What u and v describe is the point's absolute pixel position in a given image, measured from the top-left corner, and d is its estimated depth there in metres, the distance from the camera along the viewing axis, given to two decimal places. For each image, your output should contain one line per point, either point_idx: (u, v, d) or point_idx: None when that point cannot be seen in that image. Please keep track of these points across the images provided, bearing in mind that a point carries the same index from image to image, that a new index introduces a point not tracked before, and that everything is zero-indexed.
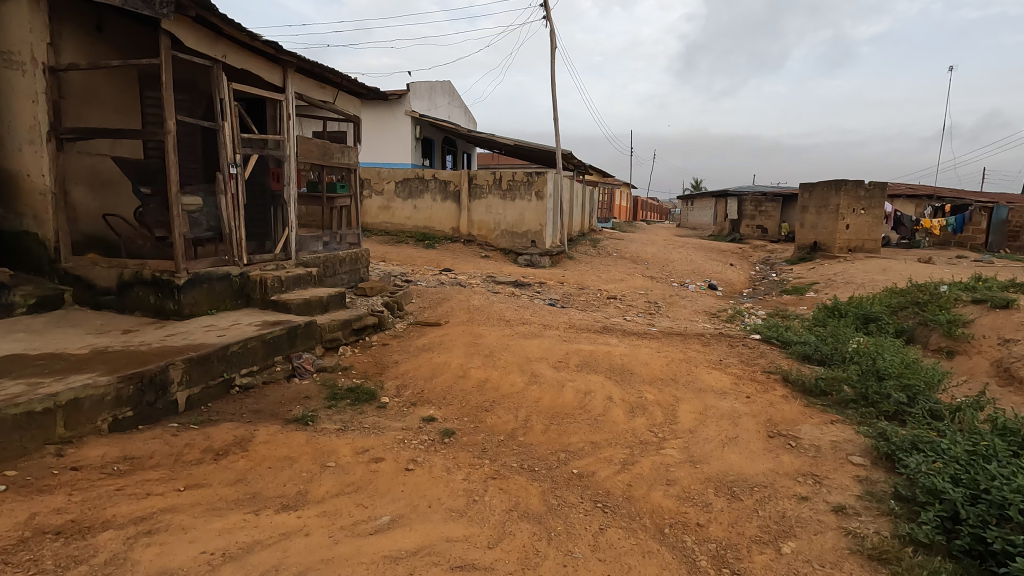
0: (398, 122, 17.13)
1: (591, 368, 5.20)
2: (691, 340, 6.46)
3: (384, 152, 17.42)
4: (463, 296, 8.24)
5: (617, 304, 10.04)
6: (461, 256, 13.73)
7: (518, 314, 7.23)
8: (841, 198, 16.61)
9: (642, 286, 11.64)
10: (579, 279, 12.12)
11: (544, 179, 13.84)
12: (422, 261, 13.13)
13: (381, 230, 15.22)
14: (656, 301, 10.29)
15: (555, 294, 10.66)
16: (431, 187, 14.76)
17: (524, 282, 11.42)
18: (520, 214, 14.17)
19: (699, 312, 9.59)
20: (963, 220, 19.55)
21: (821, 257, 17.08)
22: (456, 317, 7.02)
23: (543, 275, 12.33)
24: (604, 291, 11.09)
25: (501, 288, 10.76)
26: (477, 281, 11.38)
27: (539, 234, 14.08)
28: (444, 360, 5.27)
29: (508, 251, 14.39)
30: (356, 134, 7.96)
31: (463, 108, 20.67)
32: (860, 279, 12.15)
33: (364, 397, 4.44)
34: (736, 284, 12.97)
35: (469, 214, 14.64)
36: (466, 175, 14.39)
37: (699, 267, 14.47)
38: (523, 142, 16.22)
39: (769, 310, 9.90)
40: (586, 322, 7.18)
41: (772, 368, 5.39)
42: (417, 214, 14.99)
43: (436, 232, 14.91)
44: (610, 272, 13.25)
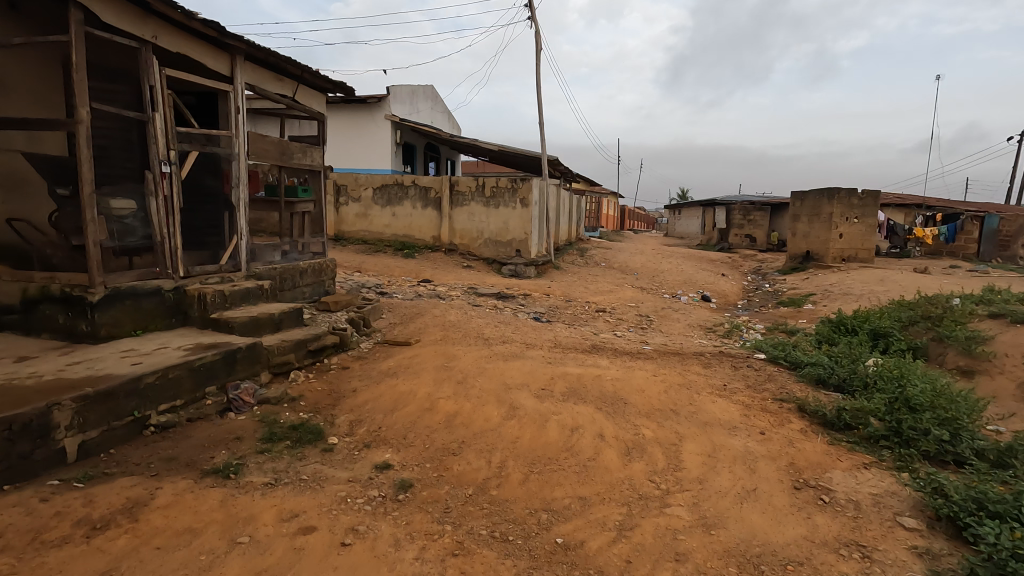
0: (377, 126, 16.46)
1: (579, 396, 4.52)
2: (689, 362, 5.80)
3: (362, 158, 16.71)
4: (439, 310, 7.54)
5: (606, 318, 9.40)
6: (442, 266, 13.03)
7: (498, 331, 6.54)
8: (834, 207, 16.15)
9: (632, 298, 11.01)
10: (565, 290, 11.48)
11: (529, 186, 13.23)
12: (400, 271, 12.40)
13: (358, 238, 14.45)
14: (647, 314, 9.66)
15: (540, 307, 9.99)
16: (411, 193, 14.06)
17: (508, 294, 10.74)
18: (504, 222, 13.54)
19: (693, 326, 8.97)
20: (954, 229, 19.39)
21: (814, 267, 16.64)
22: (429, 334, 6.31)
23: (528, 286, 11.67)
24: (592, 303, 10.44)
25: (482, 300, 10.08)
26: (458, 292, 10.69)
27: (524, 243, 13.44)
28: (410, 388, 4.56)
29: (492, 261, 13.73)
30: (322, 133, 7.24)
31: (446, 113, 20.05)
32: (859, 290, 11.65)
33: (308, 438, 3.71)
34: (730, 295, 12.42)
35: (450, 222, 13.97)
36: (447, 181, 13.73)
37: (691, 278, 13.92)
38: (508, 147, 15.60)
39: (768, 324, 9.33)
40: (573, 339, 6.51)
41: (784, 396, 4.75)
42: (396, 222, 14.26)
43: (416, 241, 14.20)
44: (598, 283, 12.63)
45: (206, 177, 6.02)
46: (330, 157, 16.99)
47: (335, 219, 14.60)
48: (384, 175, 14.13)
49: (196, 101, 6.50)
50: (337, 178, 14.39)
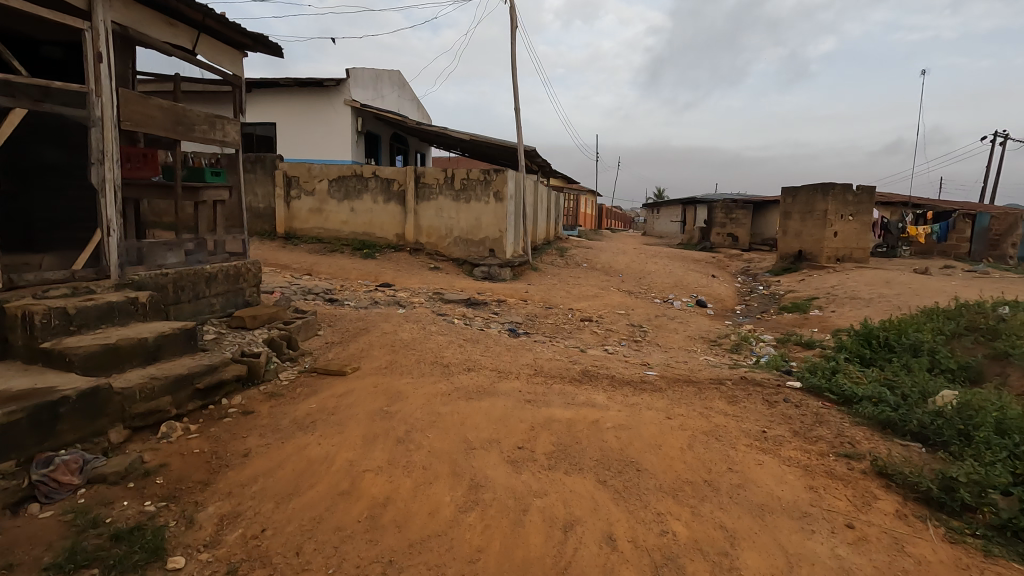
0: (336, 113, 14.92)
1: (572, 460, 3.16)
2: (709, 394, 4.48)
3: (320, 148, 15.13)
4: (391, 323, 6.10)
5: (593, 330, 8.07)
6: (406, 268, 11.56)
7: (464, 354, 5.13)
8: (829, 203, 15.14)
9: (620, 304, 9.73)
10: (545, 295, 10.14)
11: (503, 178, 11.86)
12: (357, 274, 10.92)
13: (312, 237, 12.88)
14: (640, 324, 8.38)
15: (516, 316, 8.62)
16: (372, 186, 12.54)
17: (481, 300, 9.35)
18: (476, 218, 12.14)
19: (694, 339, 7.71)
20: (947, 227, 18.65)
21: (807, 267, 15.65)
22: (374, 359, 4.87)
23: (502, 290, 10.30)
24: (576, 311, 9.12)
25: (449, 310, 8.65)
26: (421, 299, 9.24)
27: (498, 242, 12.07)
28: (327, 451, 3.13)
29: (463, 262, 12.31)
30: (242, 103, 5.72)
31: (414, 101, 18.54)
32: (866, 294, 10.59)
33: (134, 560, 2.25)
34: (727, 299, 11.25)
35: (416, 218, 12.49)
36: (412, 172, 12.25)
37: (681, 280, 12.73)
38: (480, 137, 14.16)
39: (780, 335, 8.13)
40: (557, 363, 5.15)
41: (850, 451, 3.46)
42: (354, 218, 12.72)
43: (377, 239, 12.69)
44: (581, 287, 11.35)
45: (50, 151, 5.05)
46: (283, 147, 15.34)
47: (286, 214, 12.98)
48: (342, 165, 12.60)
49: (64, 54, 4.94)
50: (288, 169, 12.78)
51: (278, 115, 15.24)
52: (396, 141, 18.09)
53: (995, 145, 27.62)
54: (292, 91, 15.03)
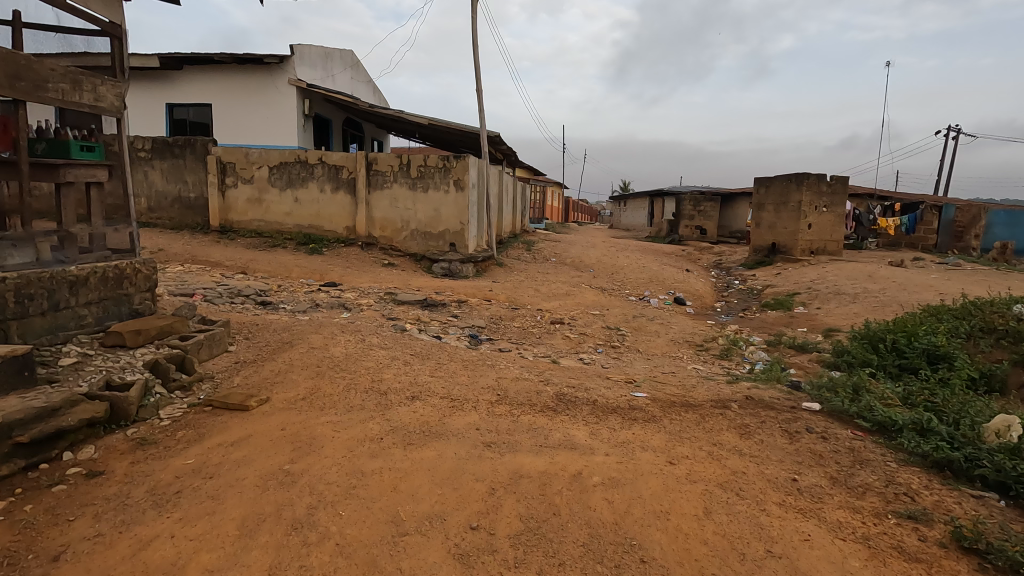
0: (280, 93, 13.55)
1: (547, 549, 2.20)
2: (715, 424, 3.59)
3: (263, 134, 13.74)
4: (324, 334, 5.01)
5: (565, 335, 7.14)
6: (356, 265, 10.39)
7: (409, 375, 4.11)
8: (804, 194, 14.63)
9: (593, 304, 8.85)
10: (511, 294, 9.18)
11: (464, 164, 10.82)
12: (299, 272, 9.70)
13: (251, 230, 11.57)
14: (617, 327, 7.49)
15: (478, 320, 7.62)
16: (318, 173, 11.29)
17: (440, 301, 8.31)
18: (434, 209, 11.06)
19: (677, 343, 6.88)
20: (915, 218, 18.29)
21: (781, 261, 15.16)
22: (291, 386, 3.80)
23: (464, 289, 9.28)
24: (546, 312, 8.19)
25: (401, 314, 7.58)
26: (370, 301, 8.13)
27: (460, 235, 11.04)
28: (179, 552, 2.08)
29: (421, 257, 11.21)
30: (121, 57, 4.54)
31: (368, 83, 17.27)
32: (850, 290, 10.02)
33: None
34: (705, 296, 10.52)
35: (368, 210, 11.31)
36: (363, 158, 11.06)
37: (655, 274, 11.96)
38: (439, 121, 13.03)
39: (770, 337, 7.39)
40: (526, 383, 4.18)
41: (912, 509, 2.60)
42: (298, 209, 11.45)
43: (325, 232, 11.46)
44: (551, 284, 10.44)
45: None
46: (220, 131, 13.85)
47: (221, 205, 11.60)
48: (283, 150, 11.30)
49: None
50: (222, 154, 11.40)
51: (213, 94, 13.72)
52: (349, 127, 16.77)
53: (949, 138, 28.14)
54: (229, 69, 13.56)
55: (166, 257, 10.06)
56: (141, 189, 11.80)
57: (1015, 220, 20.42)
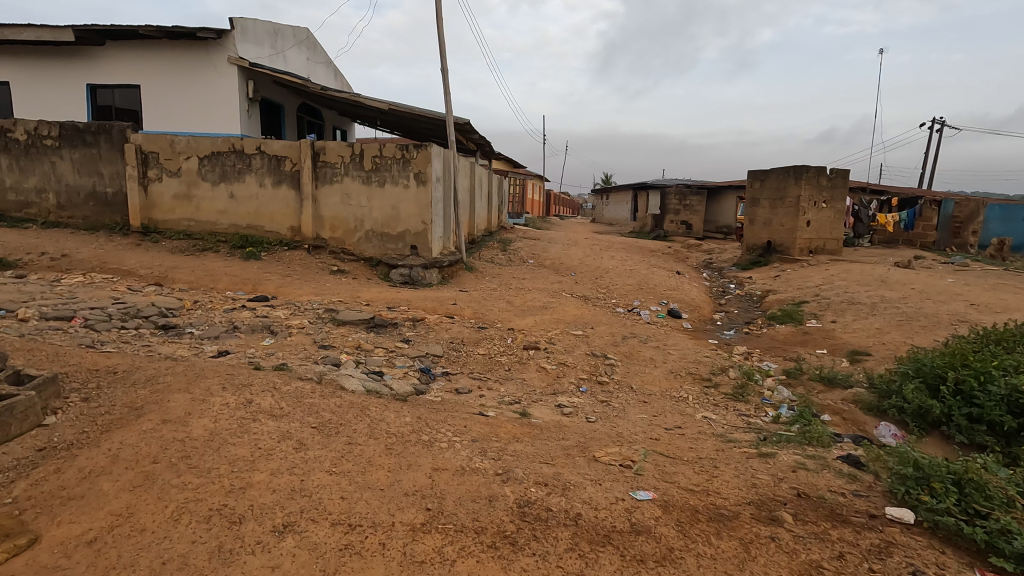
0: (218, 73, 11.88)
1: None
2: (768, 567, 2.25)
3: (201, 120, 12.07)
4: (197, 389, 3.55)
5: (540, 366, 5.75)
6: (299, 273, 8.89)
7: (294, 475, 2.68)
8: (802, 189, 13.47)
9: (575, 320, 7.47)
10: (479, 308, 7.79)
11: (425, 154, 9.37)
12: (228, 281, 8.18)
13: (179, 231, 9.95)
14: (603, 354, 6.13)
15: (435, 346, 6.21)
16: (257, 165, 9.75)
17: (390, 320, 6.87)
18: (392, 206, 9.59)
19: (678, 376, 5.55)
20: (914, 214, 17.29)
21: (778, 261, 13.99)
22: (90, 508, 2.35)
23: (423, 302, 7.85)
24: (518, 333, 6.79)
25: (338, 340, 6.12)
26: (305, 322, 6.66)
27: (422, 236, 9.60)
28: None
29: (377, 262, 9.72)
30: None
31: (326, 64, 15.67)
32: (865, 298, 8.82)
33: None
34: (703, 306, 9.25)
35: (315, 207, 9.78)
36: (309, 147, 9.55)
37: (645, 279, 10.64)
38: (400, 106, 11.50)
39: (788, 364, 6.13)
40: (474, 479, 2.78)
41: None
42: (235, 206, 9.87)
43: (266, 233, 9.90)
44: (526, 293, 9.06)
45: None
46: (149, 116, 12.11)
47: (143, 202, 9.97)
48: (216, 138, 9.73)
49: None
50: (142, 142, 9.77)
51: (140, 74, 11.96)
52: (306, 114, 15.14)
53: (933, 130, 27.48)
54: (160, 46, 11.84)
55: (69, 265, 8.43)
56: (48, 183, 10.08)
57: (1009, 214, 19.68)
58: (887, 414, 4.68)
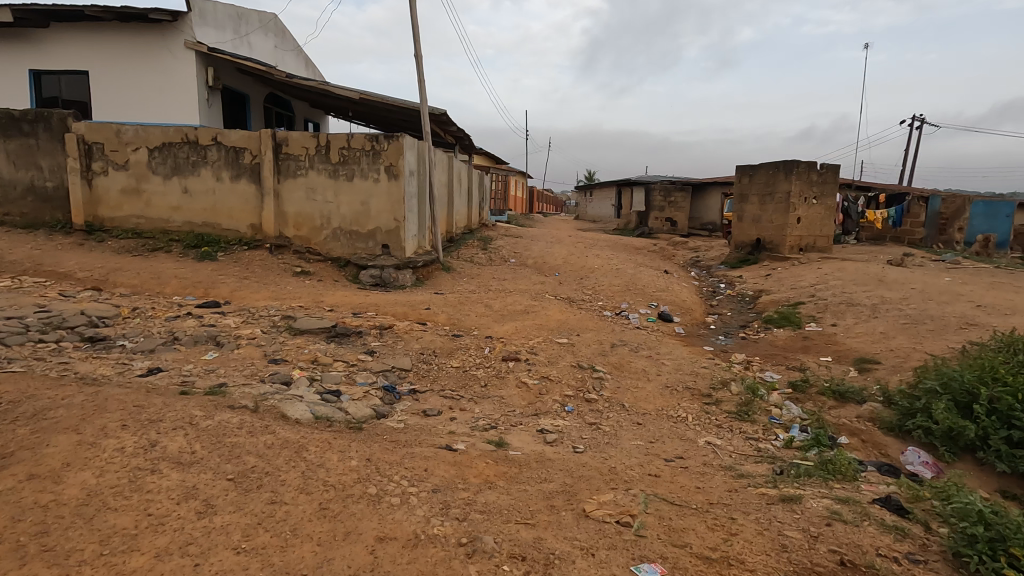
0: (173, 58, 10.99)
1: None
2: None
3: (156, 109, 11.18)
4: (87, 427, 2.83)
5: (521, 381, 5.11)
6: (258, 275, 8.14)
7: (187, 558, 2.00)
8: (793, 184, 13.03)
9: (559, 326, 6.85)
10: (454, 313, 7.13)
11: (397, 146, 8.66)
12: (178, 285, 7.41)
13: (127, 229, 9.11)
14: (591, 365, 5.51)
15: (403, 358, 5.55)
16: (213, 157, 8.95)
17: (355, 328, 6.18)
18: (362, 202, 8.87)
19: (674, 392, 4.96)
20: (902, 211, 17.01)
21: (767, 259, 13.56)
22: None
23: (393, 307, 7.17)
24: (497, 341, 6.15)
25: (293, 353, 5.41)
26: (257, 332, 5.93)
27: (394, 234, 8.90)
28: None
29: (346, 263, 9.00)
30: None
31: (295, 51, 14.86)
32: (865, 299, 8.35)
33: None
34: (694, 308, 8.71)
35: (277, 203, 9.02)
36: (269, 137, 8.78)
37: (632, 279, 10.06)
38: (371, 95, 10.74)
39: (792, 375, 5.59)
40: (431, 554, 2.14)
41: None
42: (189, 202, 9.07)
43: (223, 231, 9.10)
44: (506, 296, 8.43)
45: None
46: (99, 105, 11.19)
47: (87, 198, 9.10)
48: (167, 127, 8.90)
49: None
50: (85, 132, 8.91)
51: (88, 58, 11.02)
52: (274, 105, 14.29)
53: (914, 127, 27.47)
54: (109, 27, 10.91)
55: None
56: None
57: (993, 210, 19.53)
58: (912, 437, 4.14)
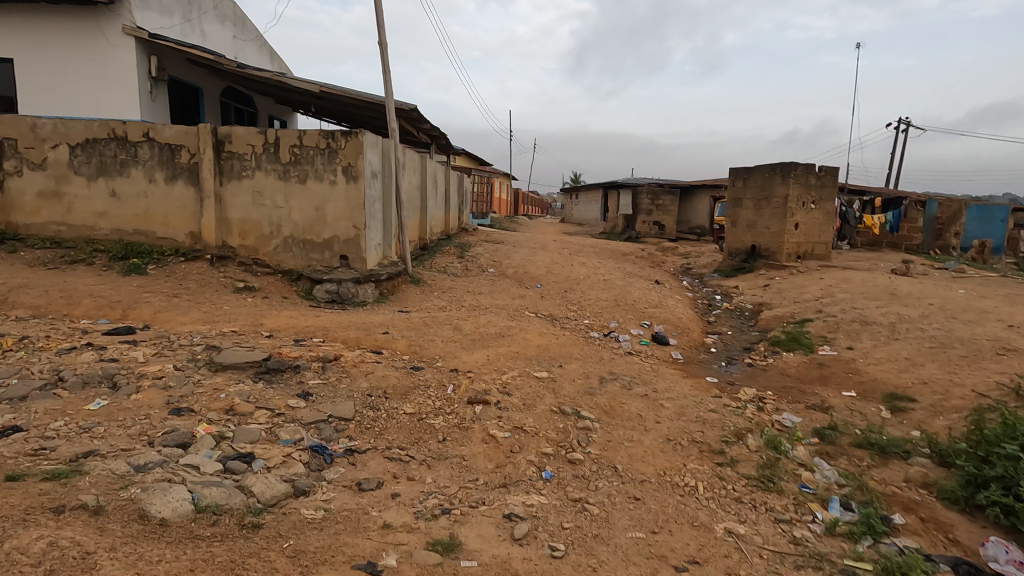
0: (110, 45, 9.79)
1: None
2: None
3: (91, 102, 10.00)
4: None
5: (488, 434, 4.09)
6: (192, 291, 7.05)
7: None
8: (791, 188, 12.20)
9: (539, 354, 5.85)
10: (416, 338, 6.12)
11: (356, 144, 7.61)
12: (91, 305, 6.30)
13: (46, 237, 7.95)
14: (575, 411, 4.51)
15: (344, 402, 4.51)
16: (144, 156, 7.83)
17: (292, 362, 5.12)
18: (317, 207, 7.82)
19: (680, 448, 3.99)
20: (899, 215, 16.35)
21: (764, 268, 12.72)
22: None
23: (344, 331, 6.12)
24: (464, 377, 5.13)
25: (206, 397, 4.35)
26: (168, 368, 4.83)
27: (353, 244, 7.86)
28: None
29: (298, 276, 7.93)
30: None
31: (255, 40, 13.70)
32: (880, 317, 7.49)
33: None
34: (691, 327, 7.79)
35: (219, 208, 7.93)
36: (209, 133, 7.69)
37: (622, 293, 9.10)
38: (333, 87, 9.63)
39: (817, 420, 4.65)
40: None
41: None
42: (118, 206, 7.95)
43: (158, 240, 7.99)
44: (480, 314, 7.43)
45: None
46: (26, 97, 9.98)
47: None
48: (91, 121, 7.78)
49: None
50: None
51: (13, 45, 9.82)
52: (232, 100, 13.13)
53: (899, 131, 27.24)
54: (37, 10, 9.72)
55: None
56: None
57: (987, 215, 18.89)
58: (988, 517, 3.23)
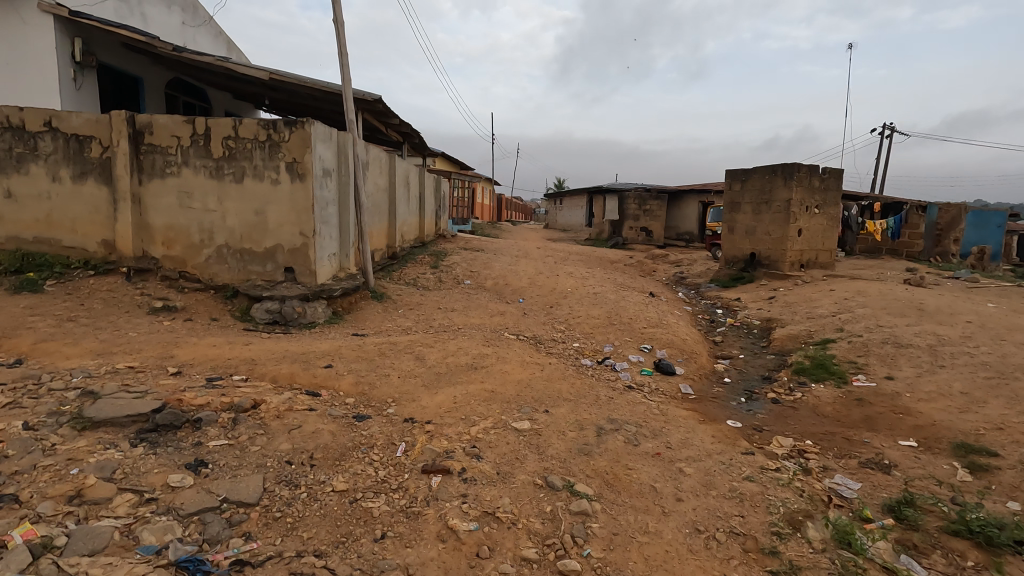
0: (24, 24, 8.41)
1: None
2: None
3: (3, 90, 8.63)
4: None
5: (447, 528, 2.89)
6: (95, 313, 5.75)
7: None
8: (794, 191, 11.22)
9: (518, 393, 4.67)
10: (366, 372, 4.90)
11: (300, 135, 6.36)
12: None
13: None
14: (567, 484, 3.32)
15: (250, 475, 3.28)
16: (46, 150, 6.54)
17: (192, 414, 3.87)
18: (256, 210, 6.57)
19: (718, 548, 2.81)
20: (900, 220, 15.53)
21: (765, 277, 11.73)
22: None
23: (274, 365, 4.88)
24: (419, 431, 3.92)
25: (51, 474, 3.07)
26: (15, 425, 3.53)
27: (300, 254, 6.61)
28: None
29: (234, 293, 6.66)
30: None
31: (204, 24, 12.33)
32: (916, 338, 6.45)
33: None
34: (698, 350, 6.69)
35: (139, 212, 6.65)
36: (125, 122, 6.43)
37: (615, 308, 7.98)
38: (282, 74, 8.33)
39: (884, 488, 3.53)
40: None
41: None
42: (15, 210, 6.64)
43: (65, 250, 6.69)
44: (450, 336, 6.24)
45: None
46: None
47: None
48: None
49: None
50: None
51: None
52: (181, 92, 11.82)
53: (885, 136, 26.77)
54: None
55: None
56: None
57: (984, 220, 18.22)
58: None
